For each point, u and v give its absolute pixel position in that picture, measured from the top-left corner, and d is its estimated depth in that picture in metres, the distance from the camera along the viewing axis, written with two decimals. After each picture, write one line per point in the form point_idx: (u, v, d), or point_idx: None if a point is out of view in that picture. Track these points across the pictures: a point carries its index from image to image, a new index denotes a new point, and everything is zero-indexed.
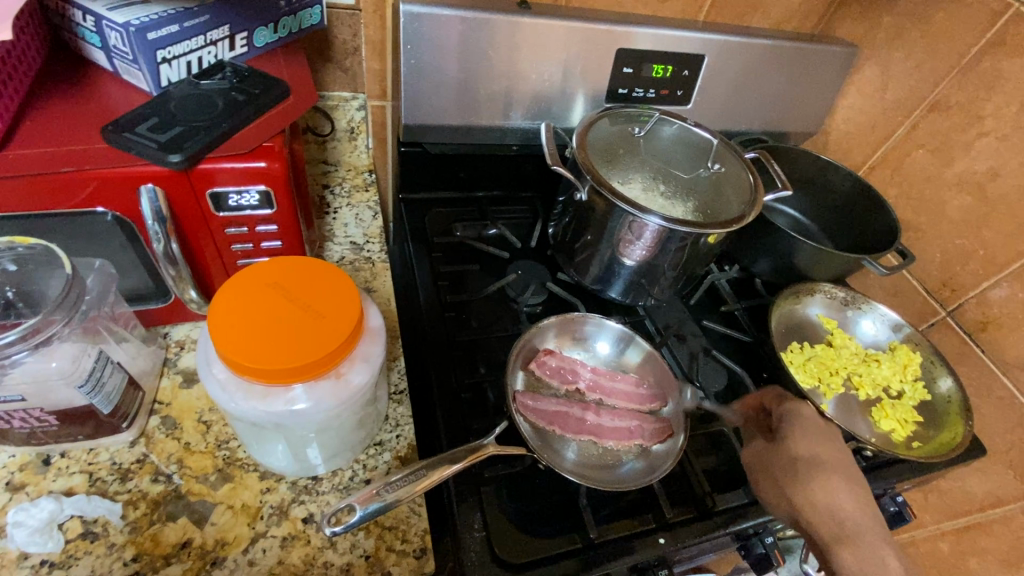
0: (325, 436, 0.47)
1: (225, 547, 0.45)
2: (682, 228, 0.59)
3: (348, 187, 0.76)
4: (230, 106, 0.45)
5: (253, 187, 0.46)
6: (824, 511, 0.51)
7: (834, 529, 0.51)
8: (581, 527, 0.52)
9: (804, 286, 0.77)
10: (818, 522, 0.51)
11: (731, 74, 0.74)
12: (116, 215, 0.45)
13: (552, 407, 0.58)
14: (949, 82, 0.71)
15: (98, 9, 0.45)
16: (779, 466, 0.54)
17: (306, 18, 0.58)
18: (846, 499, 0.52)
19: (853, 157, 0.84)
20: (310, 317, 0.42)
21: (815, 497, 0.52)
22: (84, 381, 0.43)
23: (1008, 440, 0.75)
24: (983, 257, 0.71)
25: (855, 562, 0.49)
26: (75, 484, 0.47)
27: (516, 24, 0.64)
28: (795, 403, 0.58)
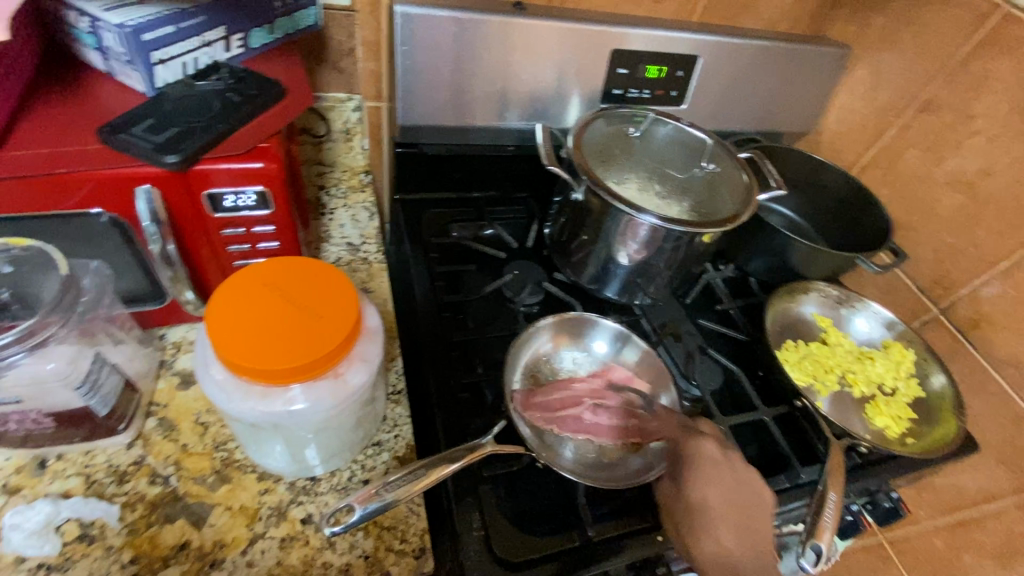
0: (323, 437, 0.47)
1: (223, 549, 0.45)
2: (677, 228, 0.59)
3: (344, 188, 0.76)
4: (226, 107, 0.45)
5: (250, 188, 0.46)
6: (721, 497, 0.50)
7: (726, 507, 0.50)
8: (578, 525, 0.53)
9: (797, 286, 0.78)
10: (711, 503, 0.50)
11: (725, 75, 0.75)
12: (112, 216, 0.45)
13: (550, 398, 0.59)
14: (939, 82, 0.72)
15: (93, 10, 0.44)
16: (714, 470, 0.51)
17: (302, 18, 0.58)
18: (715, 489, 0.50)
19: (845, 156, 0.85)
20: (307, 317, 0.42)
21: (725, 483, 0.50)
22: (82, 382, 0.43)
23: (1000, 436, 0.75)
24: (974, 256, 0.72)
25: (722, 536, 0.48)
26: (71, 486, 0.47)
27: (510, 26, 0.65)
28: (695, 438, 0.52)
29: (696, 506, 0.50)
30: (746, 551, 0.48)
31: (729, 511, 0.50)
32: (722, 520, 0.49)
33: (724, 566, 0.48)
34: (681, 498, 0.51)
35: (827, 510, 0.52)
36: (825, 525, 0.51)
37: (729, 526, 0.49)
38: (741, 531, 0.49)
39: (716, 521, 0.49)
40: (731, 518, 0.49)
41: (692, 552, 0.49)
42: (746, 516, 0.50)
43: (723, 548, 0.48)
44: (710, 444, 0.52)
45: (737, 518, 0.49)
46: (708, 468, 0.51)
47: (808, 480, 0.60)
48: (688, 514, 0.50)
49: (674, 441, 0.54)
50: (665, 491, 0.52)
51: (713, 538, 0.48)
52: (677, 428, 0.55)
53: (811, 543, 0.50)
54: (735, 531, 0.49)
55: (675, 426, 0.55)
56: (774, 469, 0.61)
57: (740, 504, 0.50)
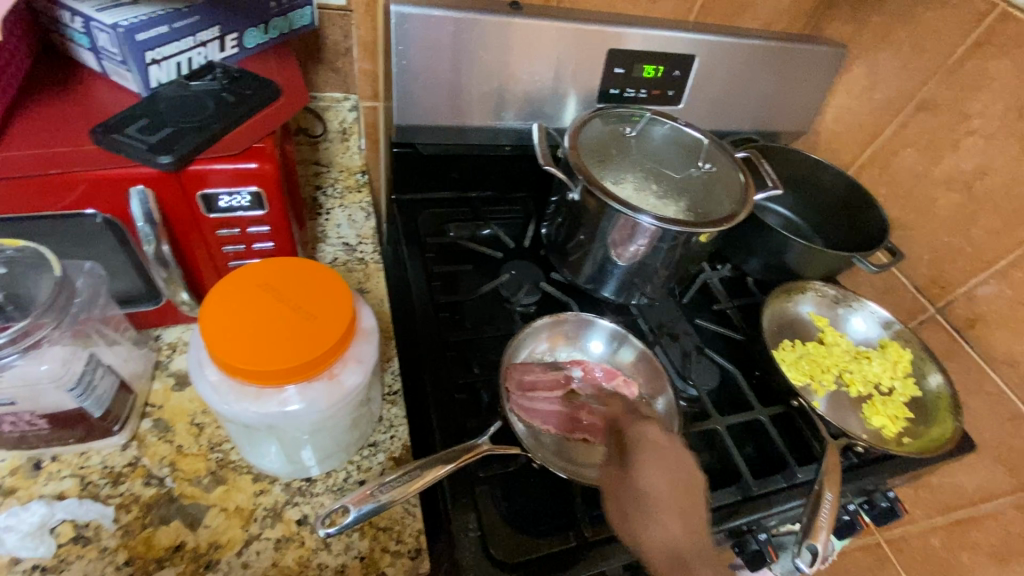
0: (319, 438, 0.46)
1: (218, 550, 0.45)
2: (673, 227, 0.59)
3: (340, 188, 0.76)
4: (220, 107, 0.45)
5: (245, 189, 0.46)
6: (668, 480, 0.47)
7: (672, 488, 0.46)
8: (574, 526, 0.53)
9: (794, 285, 0.78)
10: (660, 485, 0.46)
11: (722, 75, 0.75)
12: (106, 217, 0.44)
13: (537, 374, 0.60)
14: (936, 82, 0.72)
15: (86, 10, 0.44)
16: (659, 453, 0.48)
17: (297, 18, 0.58)
18: (657, 471, 0.47)
19: (842, 156, 0.85)
20: (302, 317, 0.42)
21: (669, 466, 0.47)
22: (75, 384, 0.43)
23: (997, 435, 0.75)
24: (970, 255, 0.72)
25: (666, 522, 0.45)
26: (66, 488, 0.47)
27: (506, 25, 0.64)
28: (640, 425, 0.51)
29: (645, 493, 0.46)
30: (694, 540, 0.44)
31: (676, 496, 0.46)
32: (667, 506, 0.45)
33: (671, 557, 0.44)
34: (627, 486, 0.47)
35: (823, 510, 0.52)
36: (821, 525, 0.51)
37: (675, 512, 0.45)
38: (689, 520, 0.45)
39: (661, 506, 0.45)
40: (677, 505, 0.46)
41: (641, 542, 0.45)
42: (692, 503, 0.46)
43: (673, 538, 0.44)
44: (653, 429, 0.50)
45: (682, 501, 0.46)
46: (653, 451, 0.48)
47: (805, 479, 0.60)
48: (635, 501, 0.46)
49: (618, 429, 0.53)
50: (609, 480, 0.49)
51: (662, 524, 0.45)
52: (620, 414, 0.54)
53: (807, 543, 0.50)
54: (684, 521, 0.45)
55: (619, 412, 0.55)
56: (771, 469, 0.61)
57: (688, 494, 0.46)
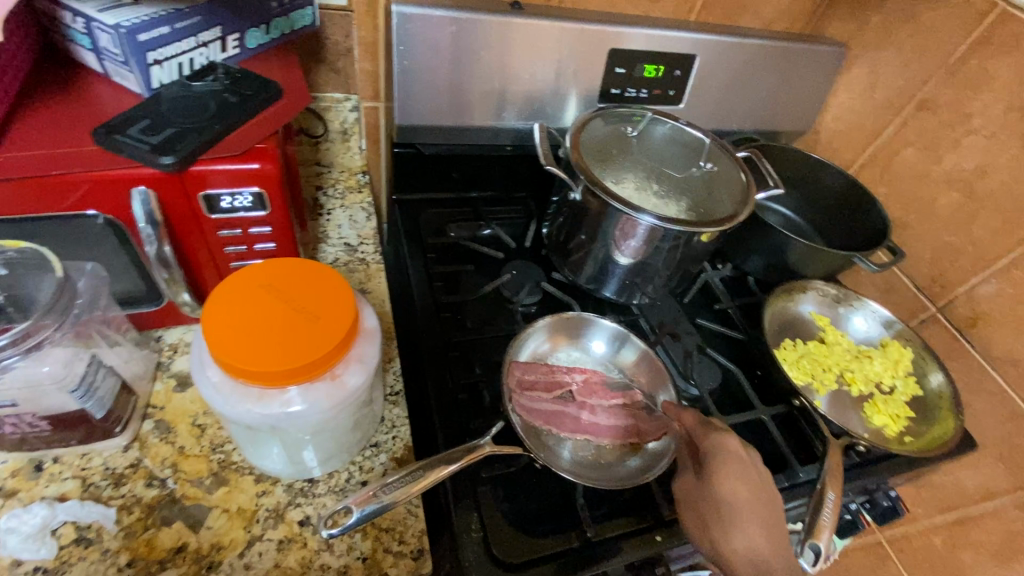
0: (321, 439, 0.46)
1: (220, 551, 0.45)
2: (675, 227, 0.59)
3: (342, 188, 0.76)
4: (222, 107, 0.45)
5: (246, 189, 0.46)
6: (749, 492, 0.47)
7: (752, 499, 0.47)
8: (577, 525, 0.53)
9: (796, 284, 0.78)
10: (740, 497, 0.47)
11: (723, 75, 0.75)
12: (107, 217, 0.44)
13: (537, 374, 0.61)
14: (936, 81, 0.72)
15: (87, 10, 0.44)
16: (740, 466, 0.48)
17: (298, 19, 0.57)
18: (737, 483, 0.47)
19: (843, 155, 0.85)
20: (304, 318, 0.42)
21: (747, 476, 0.47)
22: (78, 386, 0.43)
23: (998, 434, 0.75)
24: (972, 254, 0.72)
25: (746, 541, 0.45)
26: (67, 490, 0.46)
27: (508, 25, 0.64)
28: (718, 432, 0.49)
29: (726, 503, 0.46)
30: (778, 551, 0.46)
31: (757, 510, 0.47)
32: (750, 518, 0.46)
33: (756, 566, 0.45)
34: (707, 494, 0.47)
35: (826, 509, 0.52)
36: (824, 524, 0.51)
37: (759, 524, 0.46)
38: (771, 531, 0.46)
39: (744, 519, 0.46)
40: (759, 515, 0.46)
41: (721, 550, 0.46)
42: (772, 516, 0.47)
43: (756, 546, 0.45)
44: (733, 438, 0.49)
45: (764, 515, 0.47)
46: (728, 460, 0.48)
47: (807, 478, 0.60)
48: (714, 511, 0.47)
49: (691, 438, 0.51)
50: (686, 488, 0.49)
51: (743, 537, 0.45)
52: (694, 423, 0.51)
53: (810, 542, 0.50)
54: (767, 532, 0.46)
55: (693, 423, 0.51)
56: (773, 468, 0.61)
57: (767, 503, 0.47)
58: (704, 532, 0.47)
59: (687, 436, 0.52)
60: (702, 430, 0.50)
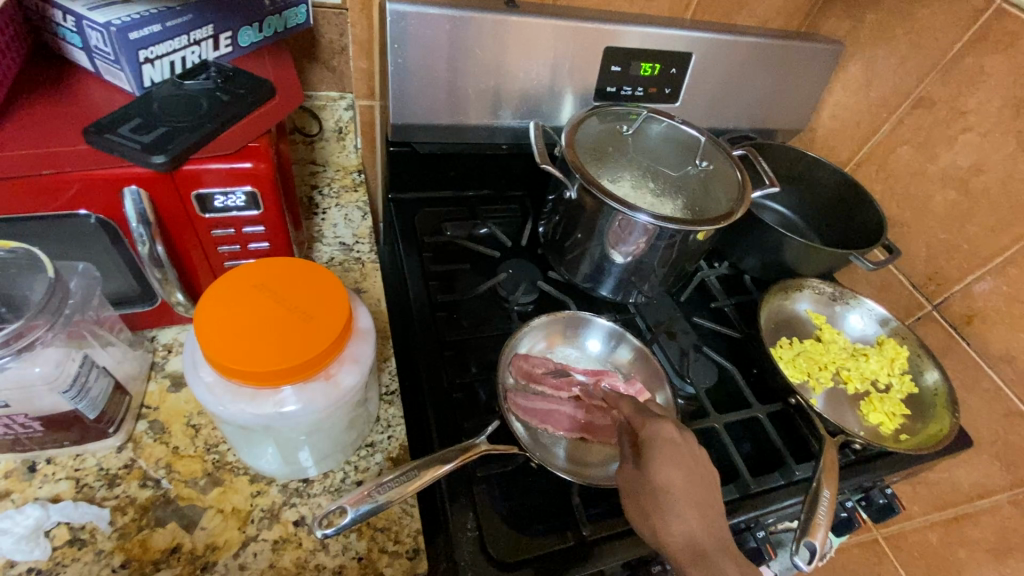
0: (316, 438, 0.46)
1: (215, 551, 0.45)
2: (670, 226, 0.59)
3: (337, 188, 0.76)
4: (214, 106, 0.45)
5: (240, 188, 0.46)
6: (692, 477, 0.44)
7: (693, 484, 0.44)
8: (573, 524, 0.52)
9: (791, 283, 0.78)
10: (681, 484, 0.44)
11: (718, 73, 0.75)
12: (100, 217, 0.44)
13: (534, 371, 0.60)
14: (932, 79, 0.72)
15: (79, 9, 0.44)
16: (674, 451, 0.45)
17: (291, 17, 0.57)
18: (673, 469, 0.44)
19: (839, 153, 0.85)
20: (298, 318, 0.42)
21: (684, 460, 0.45)
22: (69, 386, 0.43)
23: (994, 431, 0.75)
24: (967, 252, 0.72)
25: (684, 527, 0.43)
26: (61, 491, 0.46)
27: (502, 23, 0.64)
28: (653, 420, 0.47)
29: (662, 490, 0.44)
30: (714, 533, 0.43)
31: (699, 496, 0.44)
32: (688, 505, 0.43)
33: (694, 550, 0.42)
34: (643, 484, 0.45)
35: (821, 507, 0.52)
36: (819, 522, 0.51)
37: (698, 510, 0.43)
38: (706, 514, 0.43)
39: (683, 506, 0.43)
40: (695, 499, 0.44)
41: (662, 539, 0.43)
42: (710, 500, 0.44)
43: (692, 531, 0.43)
44: (671, 425, 0.46)
45: (703, 499, 0.44)
46: (662, 443, 0.45)
47: (803, 477, 0.60)
48: (652, 498, 0.44)
49: (631, 426, 0.49)
50: (626, 478, 0.47)
51: (681, 523, 0.43)
52: (632, 411, 0.49)
53: (805, 540, 0.49)
54: (702, 514, 0.43)
55: (631, 411, 0.49)
56: (769, 467, 0.61)
57: (704, 486, 0.44)
58: (646, 524, 0.44)
59: (627, 425, 0.50)
60: (639, 418, 0.48)
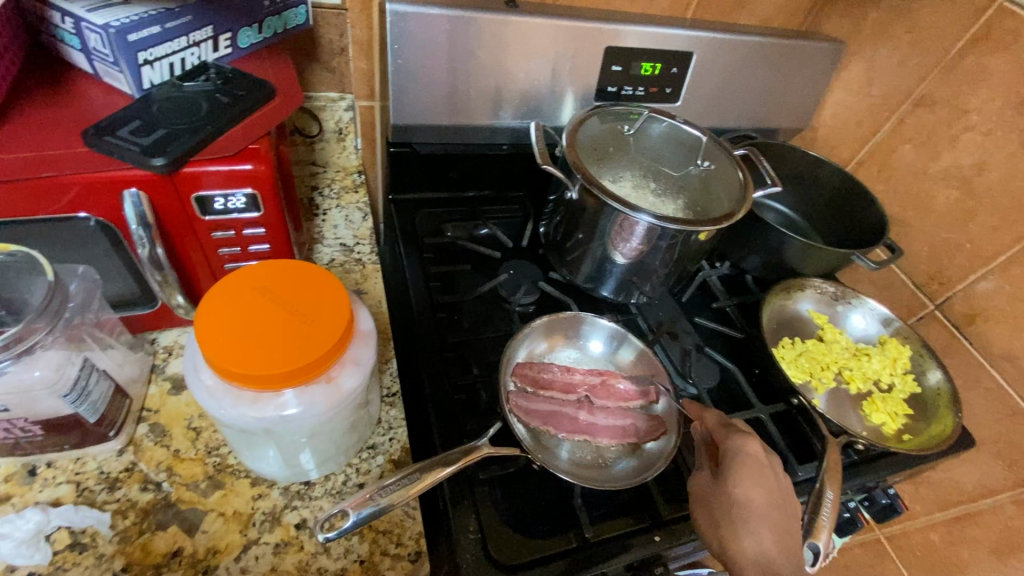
0: (316, 441, 0.46)
1: (216, 555, 0.45)
2: (671, 226, 0.58)
3: (337, 188, 0.76)
4: (213, 108, 0.45)
5: (239, 191, 0.46)
6: (770, 497, 0.48)
7: (767, 501, 0.48)
8: (575, 526, 0.52)
9: (793, 282, 0.78)
10: (755, 501, 0.47)
11: (719, 72, 0.74)
12: (99, 220, 0.44)
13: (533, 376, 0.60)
14: (934, 77, 0.72)
15: (77, 10, 0.44)
16: (760, 470, 0.49)
17: (291, 17, 0.57)
18: (754, 485, 0.48)
19: (841, 152, 0.84)
20: (298, 320, 0.41)
21: (764, 479, 0.49)
22: (70, 390, 0.42)
23: (996, 431, 0.75)
24: (969, 251, 0.72)
25: (754, 543, 0.46)
26: (62, 494, 0.46)
27: (503, 23, 0.64)
28: (740, 436, 0.51)
29: (739, 502, 0.47)
30: (785, 551, 0.46)
31: (771, 515, 0.47)
32: (763, 522, 0.47)
33: (763, 568, 0.45)
34: (722, 495, 0.48)
35: (825, 509, 0.51)
36: (823, 524, 0.50)
37: (771, 528, 0.47)
38: (779, 533, 0.47)
39: (758, 521, 0.47)
40: (771, 519, 0.47)
41: (730, 551, 0.46)
42: (784, 522, 0.48)
43: (765, 549, 0.46)
44: (756, 444, 0.50)
45: (778, 520, 0.48)
46: (745, 462, 0.49)
47: (805, 478, 0.60)
48: (727, 510, 0.47)
49: (712, 442, 0.53)
50: (702, 487, 0.50)
51: (753, 539, 0.46)
52: (716, 427, 0.53)
53: (809, 543, 0.50)
54: (778, 535, 0.47)
55: (713, 424, 0.54)
56: None
57: (780, 508, 0.48)
58: (715, 534, 0.47)
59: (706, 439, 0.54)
60: (723, 433, 0.52)
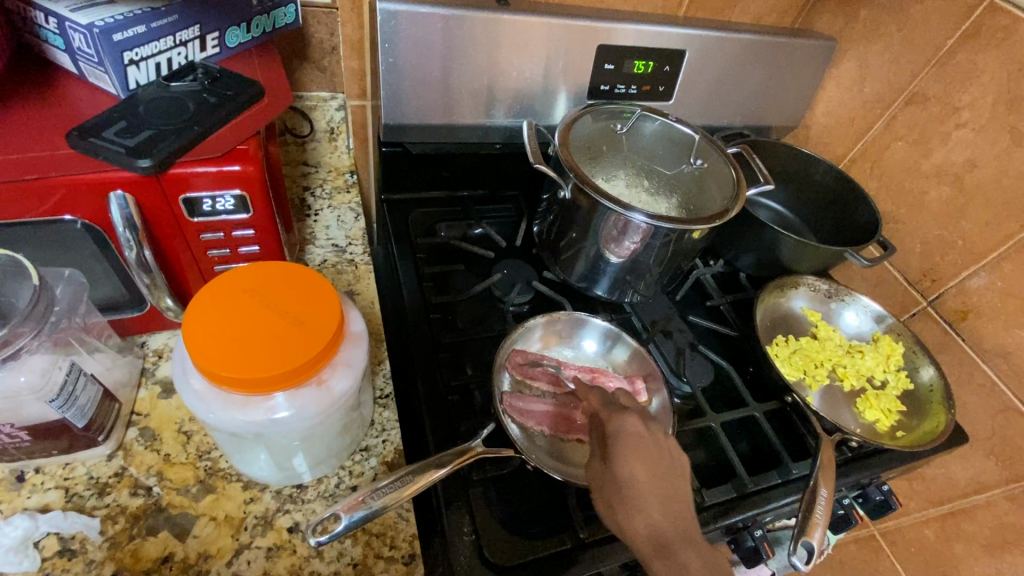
0: (309, 444, 0.46)
1: (208, 560, 0.44)
2: (664, 225, 0.58)
3: (329, 188, 0.76)
4: (201, 108, 0.44)
5: (229, 192, 0.45)
6: (657, 470, 0.44)
7: (655, 476, 0.43)
8: (570, 526, 0.52)
9: (787, 280, 0.77)
10: (644, 481, 0.43)
11: (712, 70, 0.74)
12: (85, 222, 0.43)
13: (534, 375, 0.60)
14: (925, 75, 0.72)
15: (60, 10, 0.43)
16: (643, 446, 0.44)
17: (280, 17, 0.56)
18: (639, 465, 0.43)
19: (833, 149, 0.84)
20: (288, 323, 0.41)
21: (650, 454, 0.44)
22: (57, 395, 0.42)
23: (989, 427, 0.75)
24: (961, 248, 0.72)
25: (645, 524, 0.43)
26: (50, 500, 0.46)
27: (495, 21, 0.63)
28: (619, 416, 0.46)
29: (629, 484, 0.43)
30: (677, 523, 0.43)
31: (659, 490, 0.43)
32: (652, 496, 0.43)
33: (656, 543, 0.42)
34: (609, 476, 0.44)
35: (818, 507, 0.51)
36: (817, 522, 0.50)
37: (659, 502, 0.43)
38: (668, 506, 0.43)
39: (646, 500, 0.43)
40: (660, 493, 0.43)
41: (625, 531, 0.43)
42: (674, 492, 0.44)
43: (656, 523, 0.43)
44: (634, 419, 0.46)
45: (665, 489, 0.43)
46: (625, 440, 0.44)
47: (800, 475, 0.60)
48: (617, 492, 0.44)
49: (596, 419, 0.48)
50: (593, 471, 0.46)
51: (643, 519, 0.43)
52: (598, 404, 0.48)
53: (803, 540, 0.49)
54: (666, 508, 0.43)
55: (595, 400, 0.49)
56: (766, 466, 0.61)
57: (670, 482, 0.44)
58: (613, 517, 0.44)
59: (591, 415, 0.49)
60: (604, 410, 0.47)
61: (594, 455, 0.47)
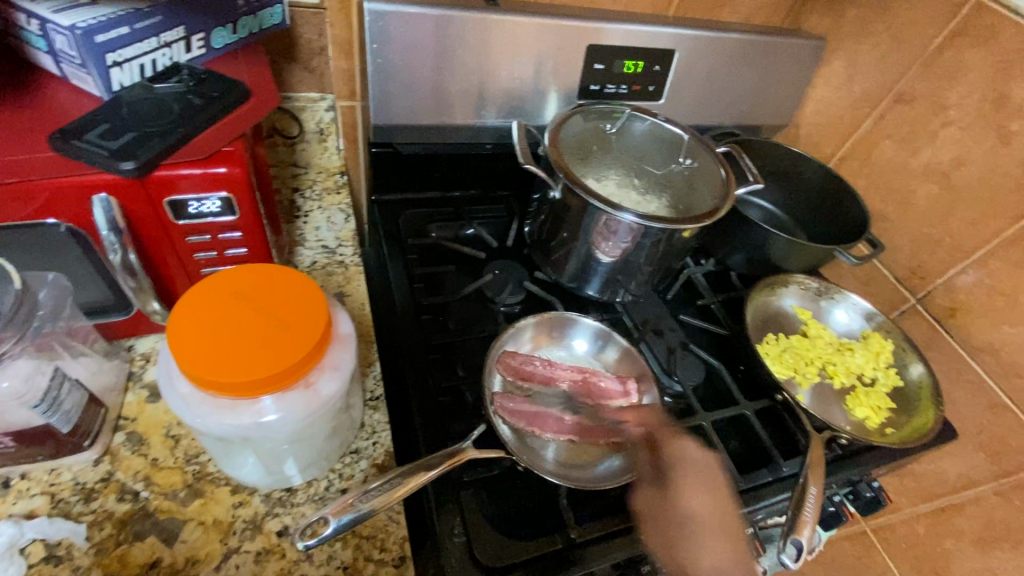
0: (297, 447, 0.45)
1: (195, 565, 0.44)
2: (655, 225, 0.58)
3: (319, 189, 0.74)
4: (186, 110, 0.44)
5: (214, 194, 0.45)
6: (718, 506, 0.48)
7: (719, 510, 0.48)
8: (561, 527, 0.52)
9: (777, 279, 0.77)
10: (702, 516, 0.48)
11: (702, 70, 0.74)
12: (69, 225, 0.43)
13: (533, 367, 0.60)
14: (913, 74, 0.72)
15: (42, 11, 0.43)
16: (701, 476, 0.49)
17: (267, 17, 0.56)
18: (696, 496, 0.48)
19: (823, 148, 0.85)
20: (275, 326, 0.41)
21: (705, 483, 0.49)
22: (41, 401, 0.42)
23: (978, 423, 0.76)
24: (949, 245, 0.73)
25: (711, 558, 0.47)
26: (36, 506, 0.45)
27: (484, 21, 0.63)
28: (678, 441, 0.51)
29: (690, 518, 0.48)
30: (742, 558, 0.47)
31: (726, 526, 0.48)
32: (713, 531, 0.48)
33: None
34: (670, 510, 0.49)
35: (807, 505, 0.52)
36: (806, 520, 0.51)
37: (724, 537, 0.48)
38: (734, 541, 0.48)
39: (706, 534, 0.48)
40: (722, 528, 0.48)
41: (686, 566, 0.47)
42: (735, 527, 0.48)
43: (719, 561, 0.47)
44: (691, 445, 0.50)
45: (727, 525, 0.48)
46: (683, 475, 0.49)
47: (790, 473, 0.60)
48: (678, 526, 0.48)
49: (647, 441, 0.53)
50: (646, 500, 0.50)
51: (712, 554, 0.47)
52: (652, 426, 0.53)
53: (792, 538, 0.50)
54: (732, 543, 0.48)
55: (650, 422, 0.53)
56: (757, 464, 0.61)
57: (731, 516, 0.49)
58: (670, 552, 0.48)
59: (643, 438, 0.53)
60: (660, 434, 0.52)
61: (646, 484, 0.51)
